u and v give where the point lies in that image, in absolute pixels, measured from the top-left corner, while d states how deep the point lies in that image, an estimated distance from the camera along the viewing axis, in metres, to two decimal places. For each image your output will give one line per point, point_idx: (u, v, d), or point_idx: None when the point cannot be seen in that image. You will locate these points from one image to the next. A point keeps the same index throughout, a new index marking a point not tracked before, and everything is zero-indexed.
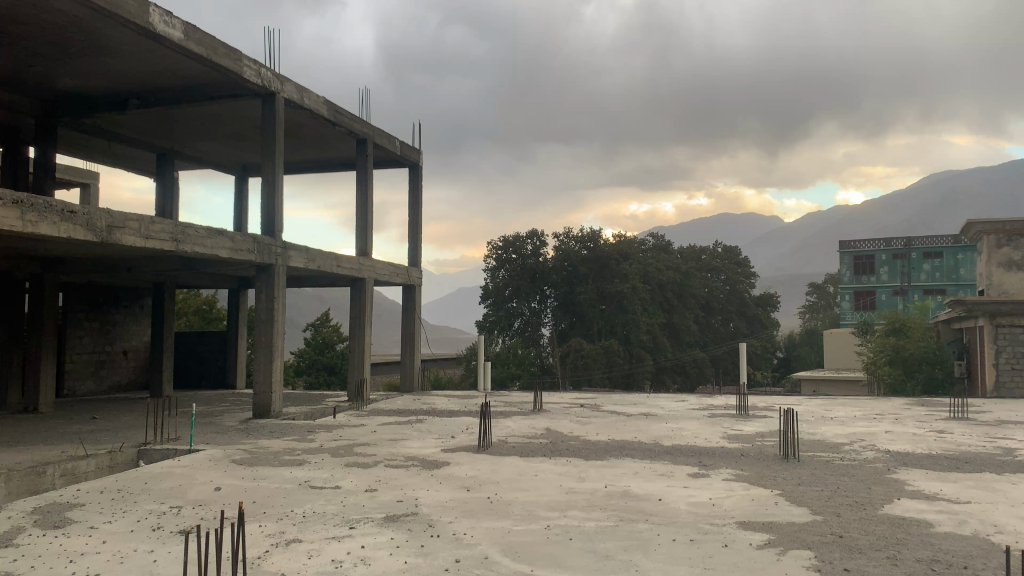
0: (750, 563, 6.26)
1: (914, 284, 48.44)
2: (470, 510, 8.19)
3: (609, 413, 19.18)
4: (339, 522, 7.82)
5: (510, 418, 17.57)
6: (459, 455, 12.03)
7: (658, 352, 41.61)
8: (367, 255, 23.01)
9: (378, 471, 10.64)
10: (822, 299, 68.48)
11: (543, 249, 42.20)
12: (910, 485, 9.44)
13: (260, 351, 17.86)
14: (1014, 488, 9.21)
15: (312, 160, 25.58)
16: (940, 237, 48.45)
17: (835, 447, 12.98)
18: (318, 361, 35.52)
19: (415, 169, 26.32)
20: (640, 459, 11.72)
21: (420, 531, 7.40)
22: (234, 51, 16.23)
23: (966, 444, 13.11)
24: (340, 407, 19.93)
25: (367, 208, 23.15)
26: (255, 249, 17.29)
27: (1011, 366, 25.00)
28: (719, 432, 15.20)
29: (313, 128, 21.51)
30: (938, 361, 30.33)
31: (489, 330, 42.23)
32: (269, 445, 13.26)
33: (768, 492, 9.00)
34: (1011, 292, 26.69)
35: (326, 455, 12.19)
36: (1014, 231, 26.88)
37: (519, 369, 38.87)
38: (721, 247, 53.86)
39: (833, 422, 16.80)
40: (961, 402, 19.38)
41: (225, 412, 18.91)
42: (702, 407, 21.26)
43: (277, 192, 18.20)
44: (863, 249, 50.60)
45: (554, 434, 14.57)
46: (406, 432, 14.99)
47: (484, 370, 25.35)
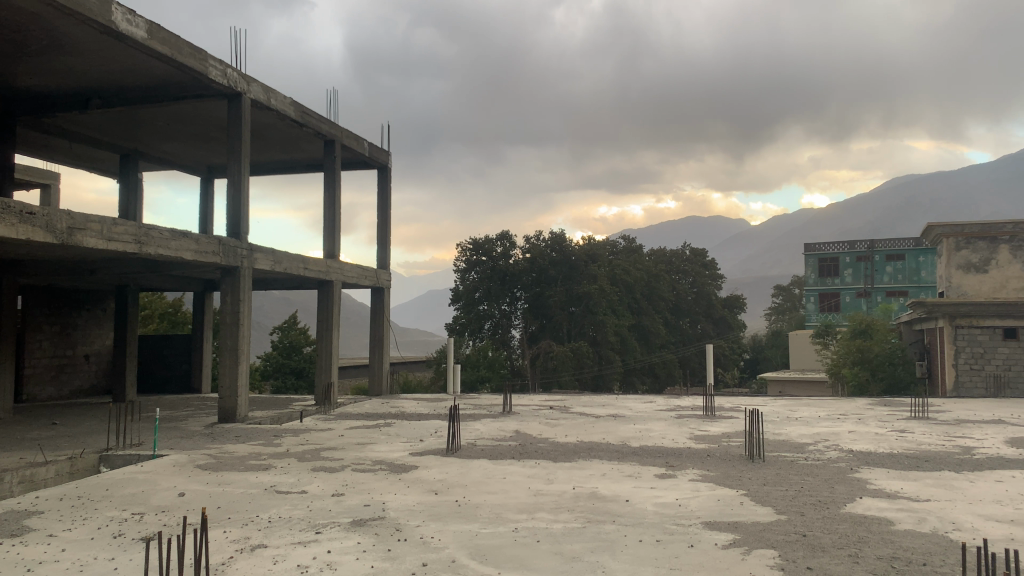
0: (716, 563, 6.31)
1: (878, 285, 49.32)
2: (438, 514, 8.16)
3: (578, 415, 19.24)
4: (305, 527, 7.75)
5: (479, 421, 17.53)
6: (427, 458, 11.96)
7: (627, 353, 41.85)
8: (335, 257, 22.82)
9: (346, 475, 10.55)
10: (788, 301, 69.32)
11: (512, 251, 42.16)
12: (872, 484, 9.57)
13: (225, 355, 17.62)
14: (972, 486, 9.40)
15: (279, 161, 25.33)
16: (902, 240, 49.35)
17: (800, 447, 13.13)
18: (287, 364, 35.23)
19: (384, 170, 26.18)
20: (608, 460, 11.78)
21: (388, 535, 7.35)
22: (199, 51, 16.04)
23: (926, 443, 13.35)
24: (306, 411, 19.77)
25: (335, 210, 22.97)
26: (220, 251, 17.06)
27: (970, 367, 25.54)
28: (686, 433, 15.37)
29: (279, 129, 21.30)
30: (901, 361, 31.01)
31: (459, 332, 41.83)
32: (235, 450, 13.10)
33: (733, 492, 9.08)
34: (970, 293, 27.27)
35: (293, 459, 12.06)
36: (971, 233, 27.37)
37: (490, 372, 38.79)
38: (689, 248, 54.17)
39: (797, 423, 17.01)
40: (921, 402, 19.76)
41: (190, 416, 18.64)
42: (670, 408, 21.42)
43: (243, 193, 17.98)
44: (827, 251, 51.39)
45: (522, 437, 14.58)
46: (375, 436, 14.94)
47: (453, 373, 25.28)
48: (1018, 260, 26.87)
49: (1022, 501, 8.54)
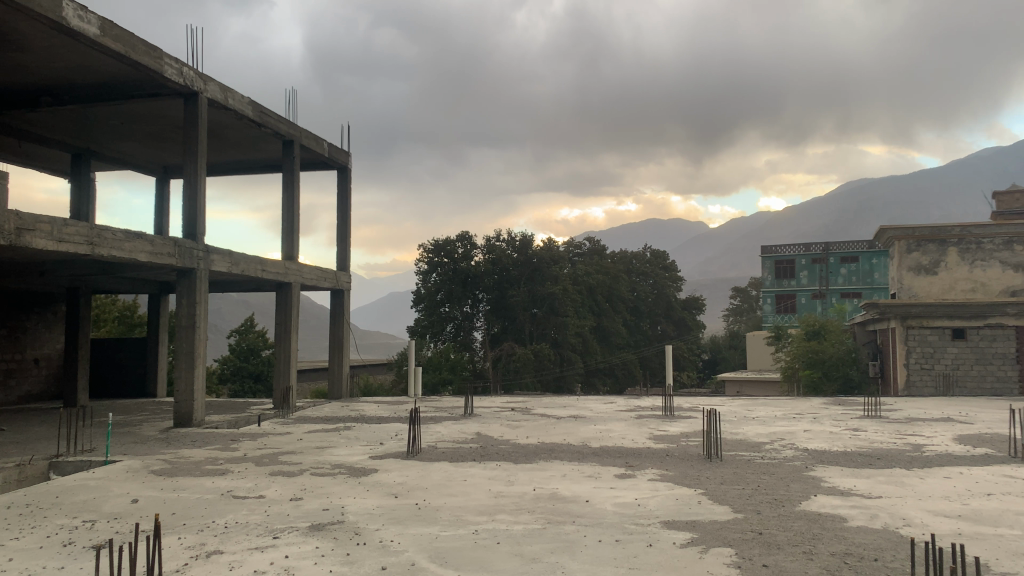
0: (674, 562, 6.36)
1: (832, 287, 50.30)
2: (398, 517, 8.11)
3: (539, 417, 19.32)
4: (262, 532, 7.63)
5: (440, 423, 17.50)
6: (387, 462, 11.85)
7: (588, 354, 42.11)
8: (293, 259, 22.55)
9: (305, 479, 10.46)
10: (746, 302, 70.20)
11: (473, 253, 41.93)
12: (826, 482, 9.74)
13: (180, 358, 17.32)
14: (922, 483, 9.65)
15: (236, 162, 24.96)
16: (855, 243, 50.39)
17: (756, 446, 13.31)
18: (244, 367, 34.71)
19: (344, 170, 25.94)
20: (569, 461, 11.82)
21: (346, 539, 7.29)
22: (155, 49, 15.75)
23: (879, 441, 13.66)
24: (265, 414, 19.52)
25: (294, 211, 22.71)
26: (175, 253, 16.75)
27: (921, 366, 26.16)
28: (646, 433, 15.51)
29: (237, 129, 21.00)
30: (853, 362, 31.71)
31: (420, 334, 41.58)
32: (191, 455, 12.89)
33: (691, 492, 9.16)
34: (920, 294, 27.95)
35: (250, 464, 11.88)
36: (922, 236, 28.09)
37: (452, 374, 38.71)
38: (650, 250, 54.51)
39: (753, 422, 17.28)
40: (874, 401, 20.18)
41: (144, 421, 18.29)
42: (629, 408, 21.61)
43: (199, 193, 17.68)
44: (784, 253, 52.22)
45: (483, 439, 14.55)
46: (335, 439, 14.81)
47: (414, 375, 25.16)
48: (966, 262, 27.64)
49: (968, 496, 8.78)
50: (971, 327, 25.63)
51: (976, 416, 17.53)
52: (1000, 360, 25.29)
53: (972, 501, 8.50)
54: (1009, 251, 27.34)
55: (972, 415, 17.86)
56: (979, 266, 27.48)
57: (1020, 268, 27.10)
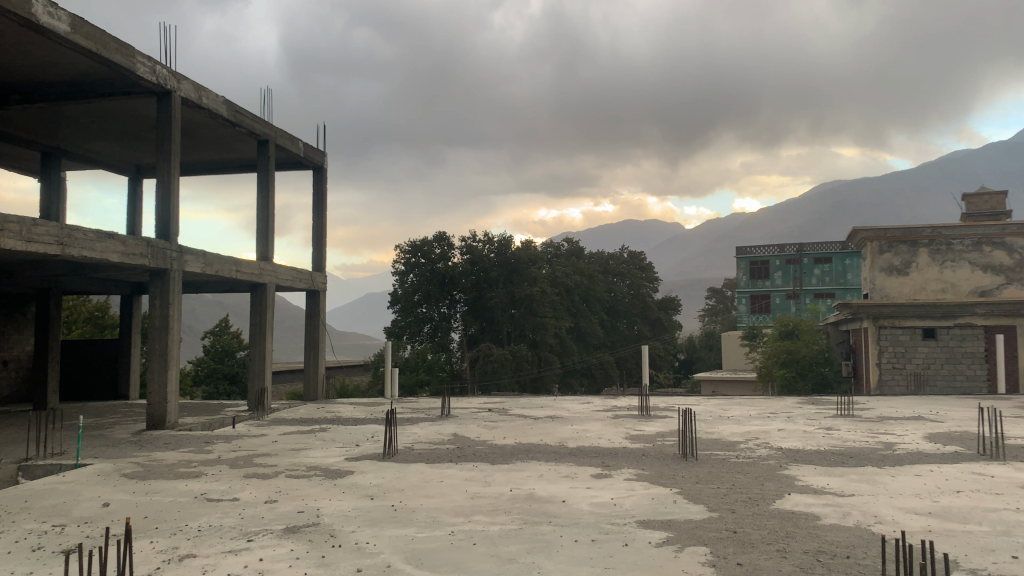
0: (650, 561, 6.39)
1: (806, 288, 50.82)
2: (373, 519, 8.06)
3: (516, 417, 19.32)
4: (236, 535, 7.57)
5: (416, 424, 17.45)
6: (362, 463, 11.79)
7: (566, 355, 42.22)
8: (268, 259, 22.37)
9: (280, 481, 10.37)
10: (721, 302, 70.71)
11: (451, 254, 41.82)
12: (800, 481, 9.82)
13: (153, 360, 17.12)
14: (893, 480, 9.78)
15: (210, 161, 24.72)
16: (829, 243, 50.98)
17: (731, 445, 13.41)
18: (219, 369, 34.39)
19: (319, 170, 25.77)
20: (545, 461, 11.81)
21: (322, 541, 7.23)
22: (127, 47, 15.56)
23: (852, 440, 13.81)
24: (239, 416, 19.36)
25: (268, 212, 22.54)
26: (148, 253, 16.54)
27: (893, 366, 26.49)
28: (622, 433, 15.54)
29: (211, 128, 20.80)
30: (827, 362, 32.16)
31: (397, 335, 41.37)
32: (164, 457, 12.75)
33: (667, 491, 9.21)
34: (892, 295, 28.33)
35: (224, 467, 11.77)
36: (893, 237, 28.41)
37: (429, 375, 38.58)
38: (627, 251, 54.67)
39: (729, 421, 17.42)
40: (847, 400, 20.41)
41: (117, 424, 18.05)
42: (606, 409, 21.68)
43: (173, 193, 17.48)
44: (758, 254, 52.65)
45: (460, 440, 14.51)
46: (310, 441, 14.71)
47: (391, 376, 25.07)
48: (937, 262, 28.04)
49: (939, 493, 8.91)
50: (942, 326, 26.02)
51: (946, 414, 17.80)
52: (969, 360, 25.71)
53: (942, 499, 8.63)
54: (979, 252, 27.80)
55: (942, 413, 18.11)
56: (950, 266, 27.90)
57: (988, 269, 27.58)
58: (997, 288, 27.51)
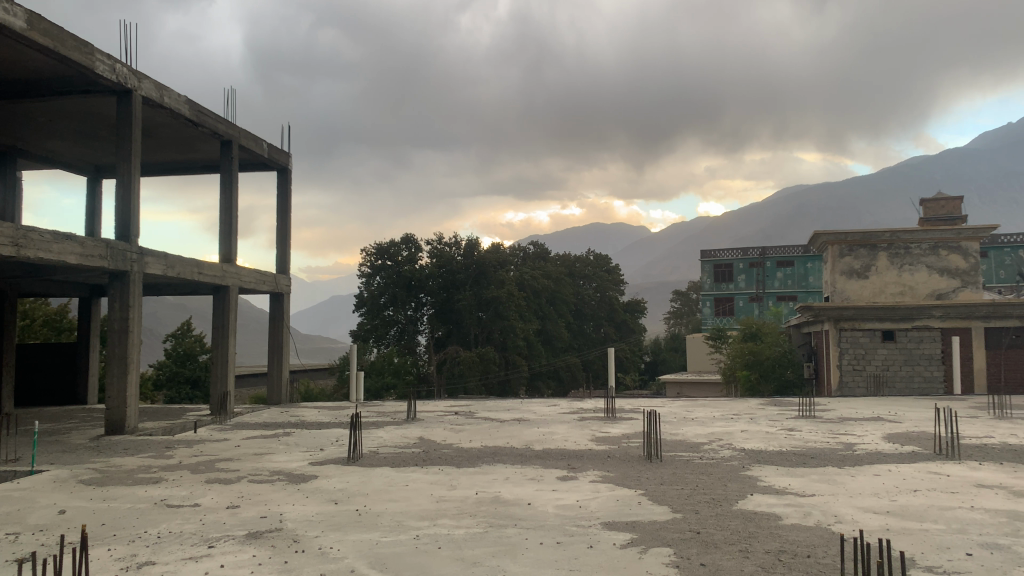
0: (613, 562, 6.42)
1: (769, 290, 51.55)
2: (337, 524, 7.99)
3: (482, 420, 19.31)
4: (196, 542, 7.44)
5: (382, 428, 17.35)
6: (327, 467, 11.71)
7: (532, 358, 42.31)
8: (231, 262, 22.07)
9: (242, 486, 10.24)
10: (686, 305, 71.41)
11: (418, 257, 41.70)
12: (763, 481, 9.93)
13: (113, 364, 16.81)
14: (853, 480, 9.96)
15: (172, 162, 24.36)
16: (790, 247, 51.84)
17: (694, 446, 13.54)
18: (180, 372, 33.83)
19: (284, 172, 25.53)
20: (511, 464, 11.82)
21: (285, 547, 7.14)
22: (86, 45, 15.26)
23: (813, 440, 14.03)
24: (201, 421, 19.04)
25: (231, 214, 22.25)
26: (107, 254, 16.21)
27: (853, 367, 26.93)
28: (588, 435, 15.61)
29: (173, 128, 20.49)
30: (791, 364, 32.40)
31: (363, 339, 40.89)
32: (123, 463, 12.50)
33: (632, 493, 9.28)
34: (852, 298, 28.78)
35: (185, 472, 11.58)
36: (854, 241, 28.84)
37: (395, 379, 38.17)
38: (593, 254, 54.95)
39: (692, 423, 17.60)
40: (808, 401, 20.72)
41: (74, 429, 17.64)
42: (572, 411, 21.79)
43: (133, 194, 17.16)
44: (722, 257, 53.29)
45: (426, 443, 14.46)
46: (273, 446, 14.52)
47: (356, 379, 24.88)
48: (895, 266, 28.62)
49: (896, 492, 9.09)
50: (900, 329, 26.56)
51: (904, 415, 18.16)
52: (927, 361, 26.28)
53: (899, 497, 8.80)
54: (936, 255, 28.44)
55: (900, 414, 18.46)
56: (908, 270, 28.48)
57: (945, 273, 28.24)
58: (952, 291, 28.17)
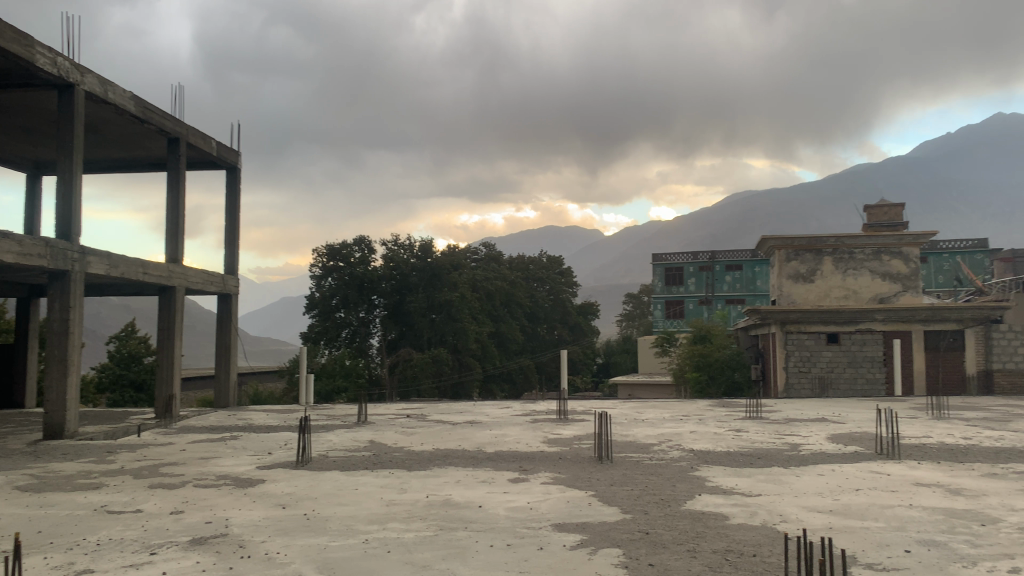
0: (563, 563, 6.44)
1: (718, 293, 52.37)
2: (285, 528, 7.86)
3: (434, 423, 19.23)
4: (138, 548, 7.25)
5: (332, 431, 17.14)
6: (276, 471, 11.54)
7: (485, 361, 42.27)
8: (178, 262, 21.59)
9: (186, 492, 10.00)
10: (638, 308, 72.23)
11: (371, 258, 41.34)
12: (710, 481, 10.08)
13: (52, 366, 16.31)
14: (798, 480, 10.16)
15: (117, 159, 23.76)
16: (739, 251, 52.79)
17: (644, 447, 13.69)
18: (125, 375, 32.98)
19: (233, 170, 25.09)
20: (463, 466, 11.78)
21: (230, 552, 7.00)
22: (26, 37, 14.80)
23: (759, 441, 14.31)
24: (145, 425, 18.58)
25: (178, 213, 21.78)
26: (47, 253, 15.72)
27: (799, 369, 27.42)
28: (540, 436, 15.70)
29: (118, 124, 19.99)
30: (738, 366, 32.83)
31: (314, 341, 40.36)
32: (62, 469, 12.12)
33: (583, 493, 9.34)
34: (798, 301, 29.43)
35: (128, 477, 11.29)
36: (800, 246, 29.48)
37: (346, 382, 37.58)
38: (546, 256, 55.33)
39: (642, 424, 17.81)
40: (755, 402, 21.15)
41: (10, 433, 17.05)
42: (524, 413, 21.86)
43: (75, 192, 16.67)
44: (673, 261, 54.01)
45: (376, 446, 14.33)
46: (220, 450, 14.25)
47: (305, 382, 24.51)
48: (840, 270, 29.30)
49: (839, 492, 9.29)
50: (844, 332, 27.21)
51: (847, 416, 18.64)
52: (869, 364, 26.95)
53: (842, 496, 9.01)
54: (878, 260, 29.23)
55: (843, 415, 18.95)
56: (851, 274, 29.19)
57: (887, 277, 29.03)
58: (894, 295, 28.99)
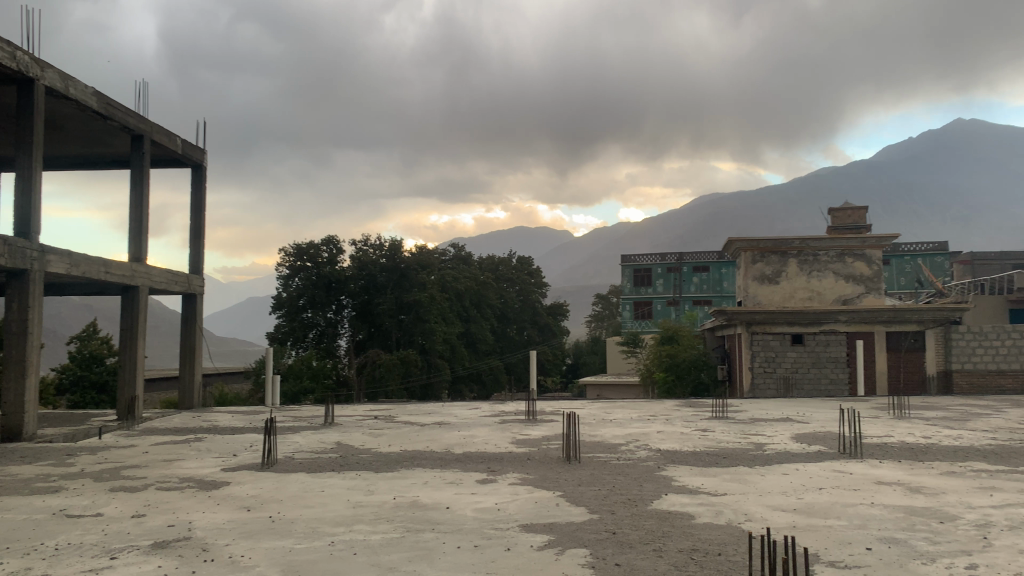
0: (530, 564, 6.44)
1: (685, 294, 52.86)
2: (249, 531, 7.76)
3: (403, 424, 19.11)
4: (98, 553, 7.11)
5: (298, 433, 16.96)
6: (241, 473, 11.40)
7: (455, 361, 42.13)
8: (141, 261, 21.23)
9: (148, 495, 9.83)
10: (606, 308, 72.62)
11: (339, 257, 41.02)
12: (677, 481, 10.15)
13: (9, 367, 15.94)
14: (762, 479, 10.26)
15: (79, 156, 23.31)
16: (706, 253, 53.30)
17: (612, 447, 13.74)
18: (86, 377, 32.36)
19: (198, 168, 24.74)
20: (431, 468, 11.73)
21: (192, 556, 6.90)
22: None
23: (726, 440, 14.45)
24: (106, 427, 18.21)
25: (142, 211, 21.41)
26: (5, 252, 15.37)
27: (764, 369, 27.73)
28: (509, 437, 15.72)
29: (80, 120, 19.61)
30: (705, 366, 33.38)
31: (281, 342, 39.93)
32: (19, 472, 11.84)
33: (550, 494, 9.34)
34: (764, 302, 29.77)
35: (88, 480, 11.07)
36: (766, 248, 29.79)
37: (314, 383, 37.23)
38: (516, 257, 55.42)
39: (610, 424, 17.89)
40: (722, 402, 21.36)
41: None
42: (493, 413, 21.83)
43: (34, 189, 16.31)
44: (641, 262, 54.31)
45: (344, 448, 14.19)
46: (183, 452, 14.03)
47: (272, 384, 24.22)
48: (804, 272, 29.72)
49: (803, 491, 9.41)
50: (809, 333, 27.55)
51: (811, 416, 18.89)
52: (833, 364, 27.33)
53: (805, 496, 9.11)
54: (842, 262, 29.69)
55: (808, 414, 19.23)
56: (816, 276, 29.61)
57: (850, 279, 29.50)
58: (857, 296, 29.48)
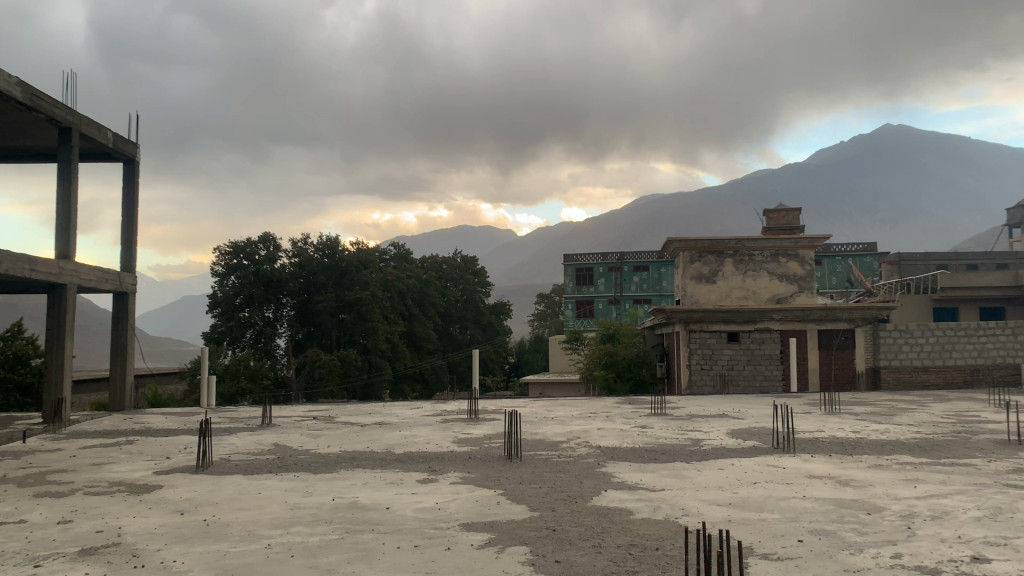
0: (470, 563, 6.42)
1: (626, 293, 53.49)
2: (183, 535, 7.56)
3: (343, 425, 18.89)
4: (21, 561, 6.84)
5: (234, 435, 16.60)
6: (173, 476, 11.11)
7: (396, 360, 41.80)
8: (69, 258, 20.49)
9: (75, 500, 9.47)
10: (549, 308, 72.99)
11: (276, 256, 40.29)
12: (615, 477, 10.27)
13: None
14: (699, 474, 10.46)
15: (3, 149, 22.39)
16: (646, 253, 54.01)
17: (553, 445, 13.82)
18: (10, 378, 31.03)
19: (131, 163, 24.02)
20: (372, 468, 11.60)
21: (121, 562, 6.69)
22: None
23: (664, 437, 14.67)
24: (31, 430, 17.56)
25: (71, 206, 20.66)
26: None
27: (701, 366, 28.24)
28: (449, 436, 15.67)
29: (4, 111, 18.84)
30: (643, 364, 33.99)
31: (217, 342, 38.87)
32: None
33: (491, 492, 9.35)
34: (702, 301, 30.30)
35: (11, 485, 10.64)
36: (703, 248, 30.39)
37: (251, 383, 36.40)
38: (460, 255, 55.37)
39: (552, 422, 17.98)
40: (660, 400, 21.66)
41: None
42: (433, 413, 21.73)
43: None
44: (584, 261, 54.77)
45: (281, 450, 13.93)
46: (114, 455, 13.59)
47: (207, 385, 23.67)
48: (740, 271, 30.39)
49: (738, 485, 9.63)
50: (744, 331, 28.20)
51: (746, 412, 19.32)
52: (767, 361, 28.02)
53: (740, 490, 9.31)
54: (776, 262, 30.47)
55: (743, 410, 19.69)
56: (751, 275, 30.31)
57: (784, 278, 30.28)
58: (791, 295, 30.25)
